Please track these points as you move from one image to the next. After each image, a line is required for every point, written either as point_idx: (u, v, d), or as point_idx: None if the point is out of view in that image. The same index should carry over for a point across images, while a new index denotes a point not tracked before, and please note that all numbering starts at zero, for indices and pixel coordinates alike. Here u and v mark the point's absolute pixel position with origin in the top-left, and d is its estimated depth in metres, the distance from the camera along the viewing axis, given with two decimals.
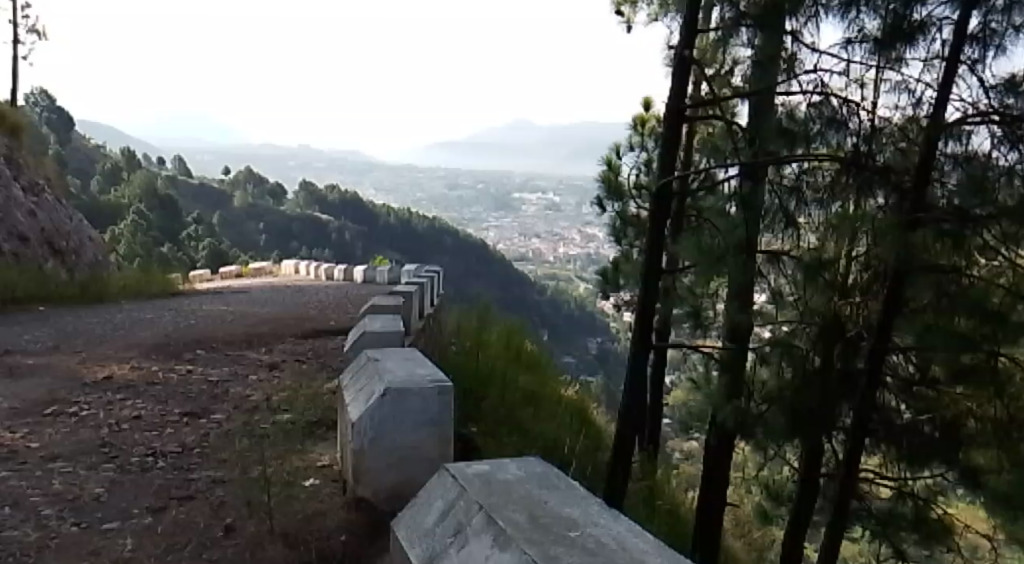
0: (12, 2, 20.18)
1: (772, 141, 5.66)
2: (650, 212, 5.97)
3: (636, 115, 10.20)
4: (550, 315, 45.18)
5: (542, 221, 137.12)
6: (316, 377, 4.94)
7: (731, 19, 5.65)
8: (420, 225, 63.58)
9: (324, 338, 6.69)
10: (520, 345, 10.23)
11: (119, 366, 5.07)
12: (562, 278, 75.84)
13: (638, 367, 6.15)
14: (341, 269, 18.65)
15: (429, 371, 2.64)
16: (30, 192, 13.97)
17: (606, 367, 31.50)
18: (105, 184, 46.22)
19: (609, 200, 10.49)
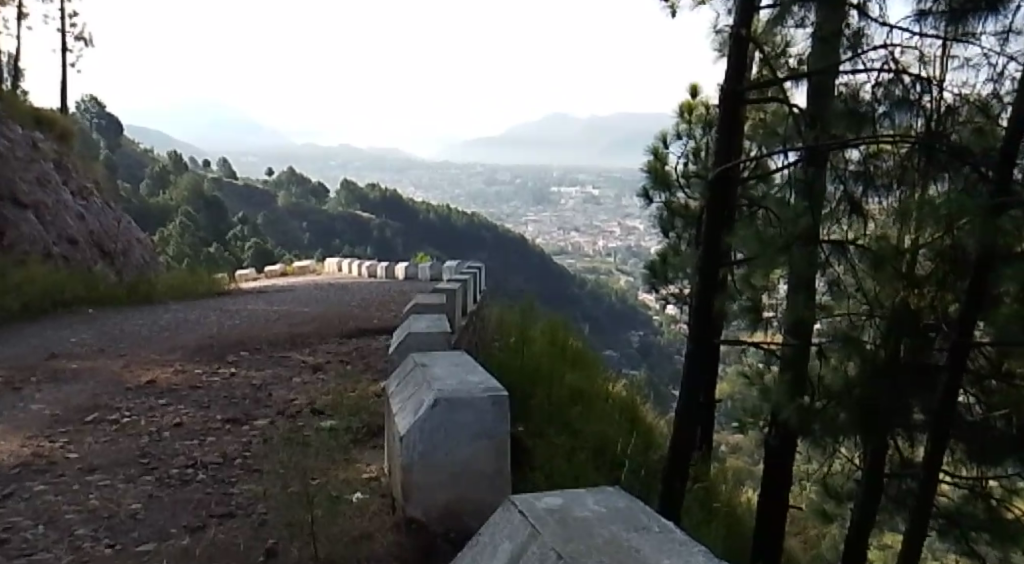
0: (61, 11, 20.71)
1: (835, 124, 5.41)
2: (706, 201, 5.79)
3: (682, 103, 9.82)
4: (593, 309, 44.90)
5: (583, 215, 136.65)
6: (360, 378, 4.80)
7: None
8: (460, 222, 63.75)
9: (369, 337, 6.56)
10: (565, 340, 10.05)
11: (163, 369, 4.99)
12: (604, 272, 75.43)
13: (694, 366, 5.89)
14: (383, 266, 18.68)
15: (482, 377, 2.44)
16: (80, 196, 14.20)
17: (649, 362, 31.18)
18: (154, 187, 47.17)
19: (656, 191, 10.25)
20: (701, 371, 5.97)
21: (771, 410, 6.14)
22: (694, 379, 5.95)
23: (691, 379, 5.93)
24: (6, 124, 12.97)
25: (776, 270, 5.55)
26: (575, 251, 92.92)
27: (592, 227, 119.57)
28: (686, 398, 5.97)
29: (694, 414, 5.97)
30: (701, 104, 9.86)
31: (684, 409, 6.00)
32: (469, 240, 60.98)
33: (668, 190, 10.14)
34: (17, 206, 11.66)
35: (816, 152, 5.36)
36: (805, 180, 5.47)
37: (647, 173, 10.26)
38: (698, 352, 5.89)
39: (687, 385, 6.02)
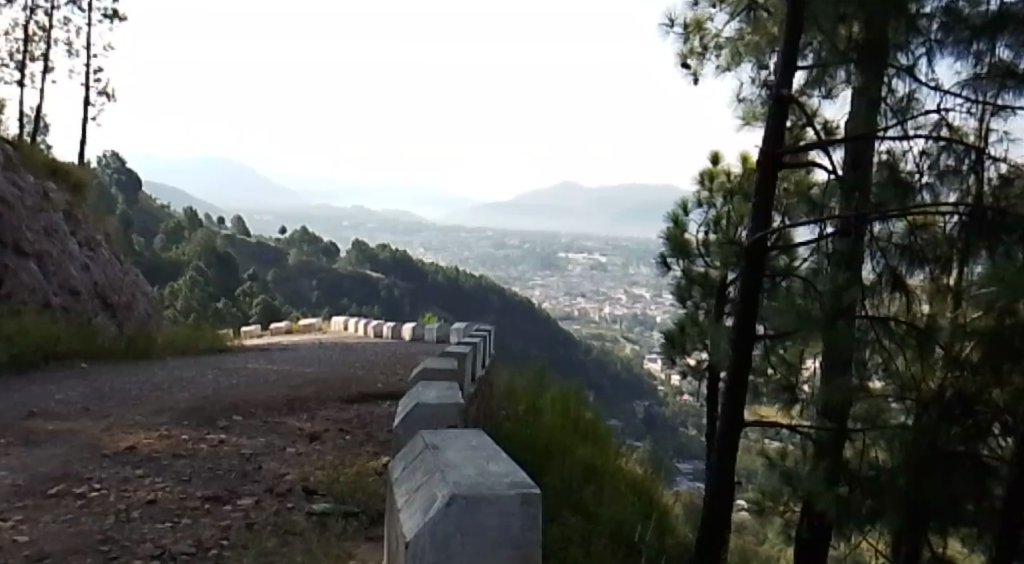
0: (86, 66, 20.95)
1: (877, 193, 5.16)
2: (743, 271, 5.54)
3: (704, 170, 9.59)
4: (600, 376, 44.24)
5: (591, 282, 136.77)
6: (358, 452, 4.38)
7: (834, 55, 5.13)
8: (469, 285, 63.62)
9: (371, 404, 6.13)
10: (577, 411, 9.64)
11: (147, 435, 4.57)
12: (611, 340, 74.82)
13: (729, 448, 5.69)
14: (390, 327, 18.30)
15: (504, 464, 2.03)
16: (86, 247, 13.97)
17: (656, 435, 30.41)
18: (168, 242, 47.35)
19: (674, 258, 9.96)
20: (734, 452, 5.68)
21: (804, 497, 5.69)
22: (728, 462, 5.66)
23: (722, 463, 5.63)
24: (18, 173, 12.85)
25: (812, 345, 5.32)
26: (583, 318, 92.26)
27: (600, 294, 119.28)
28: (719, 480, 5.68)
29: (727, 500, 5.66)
30: (723, 172, 9.59)
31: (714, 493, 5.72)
32: (477, 303, 60.71)
33: (687, 257, 9.85)
34: (21, 256, 11.42)
35: (852, 223, 5.21)
36: (843, 252, 5.24)
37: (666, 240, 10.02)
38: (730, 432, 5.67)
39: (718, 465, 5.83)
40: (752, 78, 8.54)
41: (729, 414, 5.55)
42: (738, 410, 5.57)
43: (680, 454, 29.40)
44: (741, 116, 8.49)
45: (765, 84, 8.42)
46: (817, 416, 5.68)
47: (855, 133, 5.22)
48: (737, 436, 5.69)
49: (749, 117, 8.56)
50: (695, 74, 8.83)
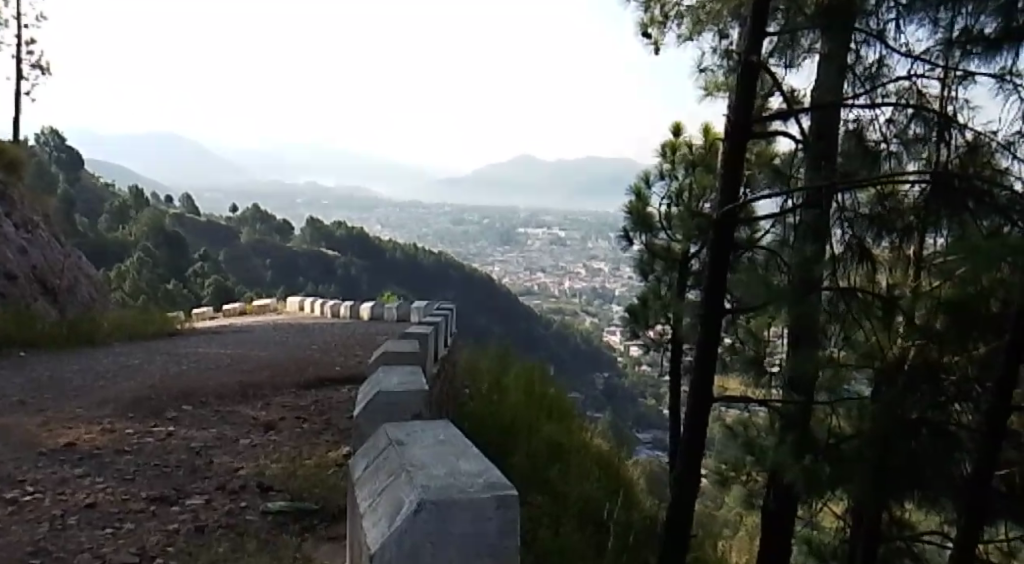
0: (18, 38, 19.90)
1: (846, 163, 5.13)
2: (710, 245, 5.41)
3: (665, 142, 9.54)
4: (559, 350, 44.39)
5: (548, 257, 137.10)
6: (317, 441, 4.17)
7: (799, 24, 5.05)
8: (426, 261, 63.14)
9: (329, 389, 5.90)
10: (540, 387, 9.56)
11: (87, 429, 4.28)
12: (569, 314, 75.19)
13: (697, 426, 5.60)
14: (347, 306, 17.95)
15: (476, 463, 1.85)
16: (24, 229, 13.31)
17: (615, 407, 30.67)
18: (114, 222, 45.87)
19: (636, 233, 9.89)
20: (701, 432, 5.57)
21: (772, 470, 5.67)
22: (697, 440, 5.56)
23: (691, 441, 5.53)
24: None
25: (780, 318, 5.27)
26: (542, 292, 92.56)
27: (558, 268, 119.65)
28: (689, 459, 5.59)
29: (695, 478, 5.59)
30: (684, 144, 9.51)
31: (683, 471, 5.64)
32: (435, 280, 60.30)
33: (650, 231, 9.78)
34: None
35: (819, 195, 5.11)
36: (812, 224, 5.16)
37: (628, 214, 9.90)
38: (698, 409, 5.57)
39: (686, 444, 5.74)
40: (713, 49, 8.45)
41: (698, 391, 5.44)
42: (706, 387, 5.47)
43: (640, 425, 29.77)
44: (703, 88, 8.41)
45: (726, 55, 8.34)
46: (785, 389, 5.64)
47: (821, 102, 5.12)
48: (705, 414, 5.60)
49: (710, 88, 8.49)
50: (655, 45, 8.73)
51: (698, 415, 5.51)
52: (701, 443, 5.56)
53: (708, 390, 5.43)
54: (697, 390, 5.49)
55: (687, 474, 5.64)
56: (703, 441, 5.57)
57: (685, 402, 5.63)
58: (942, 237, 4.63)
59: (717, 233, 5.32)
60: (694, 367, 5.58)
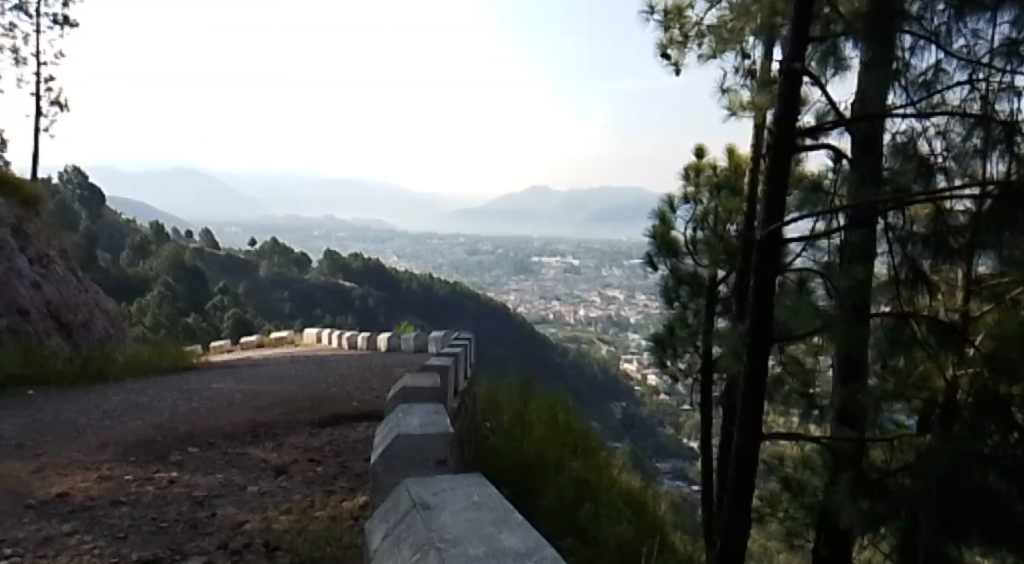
0: (35, 74, 20.04)
1: (902, 176, 4.75)
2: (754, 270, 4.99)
3: (689, 164, 9.22)
4: (578, 379, 43.87)
5: (565, 285, 136.75)
6: (331, 488, 3.81)
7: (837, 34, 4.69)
8: (443, 291, 63.02)
9: (344, 427, 5.55)
10: (564, 420, 9.17)
11: (83, 477, 3.95)
12: (587, 342, 74.59)
13: (744, 471, 5.13)
14: (364, 338, 17.67)
15: (523, 538, 1.50)
16: (37, 264, 13.16)
17: (636, 438, 30.12)
18: (135, 257, 46.14)
19: (661, 258, 9.42)
20: (750, 477, 5.10)
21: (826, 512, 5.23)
22: (745, 482, 5.12)
23: (740, 482, 5.08)
24: None
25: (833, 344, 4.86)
26: (559, 320, 92.02)
27: (575, 296, 119.29)
28: (735, 501, 5.16)
29: (744, 524, 5.15)
30: (709, 166, 9.17)
31: (730, 517, 5.20)
32: (452, 310, 60.11)
33: (675, 256, 9.31)
34: None
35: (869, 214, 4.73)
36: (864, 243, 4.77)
37: (652, 238, 9.41)
38: (747, 453, 5.11)
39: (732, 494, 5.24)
40: (736, 67, 8.20)
41: (745, 431, 5.00)
42: (753, 427, 5.03)
43: (661, 456, 29.19)
44: (727, 106, 8.12)
45: (750, 73, 8.08)
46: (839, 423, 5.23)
47: (867, 111, 4.78)
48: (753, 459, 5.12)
49: (734, 107, 8.19)
50: (675, 65, 8.47)
51: (746, 456, 5.07)
52: (751, 486, 5.10)
53: (756, 426, 5.00)
54: (744, 428, 5.05)
55: (735, 523, 5.18)
56: (751, 483, 5.11)
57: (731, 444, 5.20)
58: (1005, 256, 4.15)
59: (760, 255, 4.91)
60: (739, 401, 5.15)
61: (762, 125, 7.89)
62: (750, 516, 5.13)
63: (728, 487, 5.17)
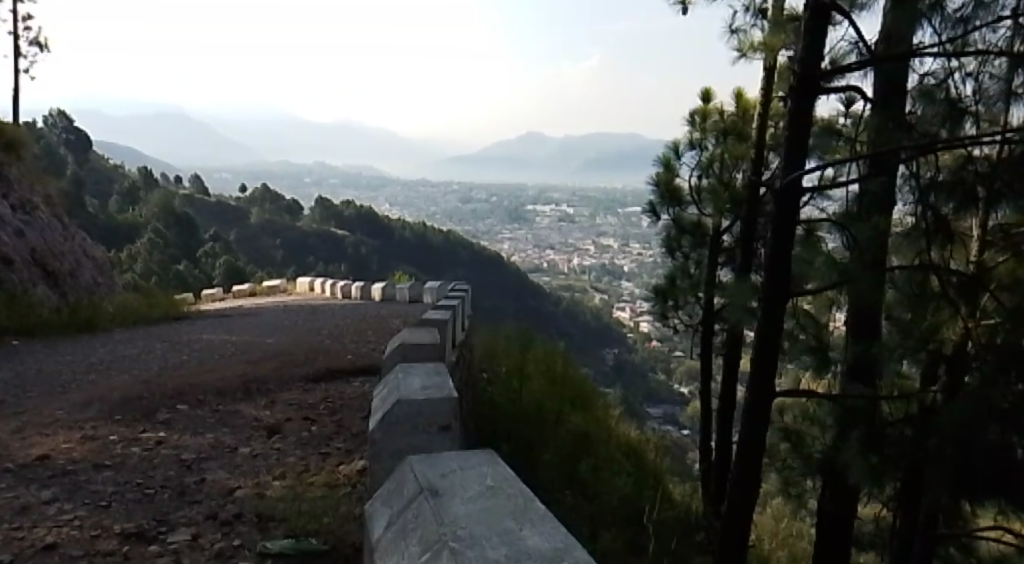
0: (14, 14, 19.31)
1: (930, 123, 4.52)
2: (772, 223, 4.64)
3: (696, 108, 8.90)
4: (572, 328, 44.02)
5: (558, 233, 136.48)
6: (328, 449, 3.65)
7: None
8: (436, 239, 62.69)
9: (340, 382, 5.38)
10: (562, 373, 9.05)
11: (66, 437, 3.77)
12: (579, 290, 74.74)
13: (755, 434, 4.94)
14: (358, 287, 17.47)
15: (550, 537, 1.32)
16: (21, 210, 12.80)
17: (628, 386, 30.37)
18: (124, 203, 45.44)
19: (664, 206, 9.28)
20: (761, 440, 4.91)
21: (836, 471, 5.12)
22: (755, 444, 4.94)
23: (750, 444, 4.88)
24: None
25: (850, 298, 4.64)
26: (552, 268, 91.97)
27: (568, 245, 119.18)
28: (746, 465, 4.99)
29: (752, 486, 5.02)
30: (716, 110, 8.84)
31: (740, 481, 5.04)
32: (445, 258, 59.90)
33: (678, 204, 9.16)
34: None
35: (891, 163, 4.50)
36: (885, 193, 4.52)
37: (654, 186, 9.27)
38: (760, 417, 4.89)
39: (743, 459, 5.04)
40: (745, 7, 7.87)
41: (757, 394, 4.79)
42: (764, 387, 4.83)
43: (653, 404, 29.49)
44: (737, 47, 7.81)
45: (759, 13, 7.75)
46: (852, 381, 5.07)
47: (893, 52, 4.51)
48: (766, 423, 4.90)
49: (743, 48, 7.89)
50: (683, 4, 8.11)
51: (758, 418, 4.87)
52: (762, 449, 4.92)
53: (768, 387, 4.80)
54: (755, 389, 4.85)
55: (744, 486, 5.03)
56: (762, 446, 4.93)
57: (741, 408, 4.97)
58: None
59: (777, 206, 4.60)
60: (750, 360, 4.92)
61: (772, 68, 7.58)
62: (760, 477, 5.00)
63: (737, 450, 5.00)
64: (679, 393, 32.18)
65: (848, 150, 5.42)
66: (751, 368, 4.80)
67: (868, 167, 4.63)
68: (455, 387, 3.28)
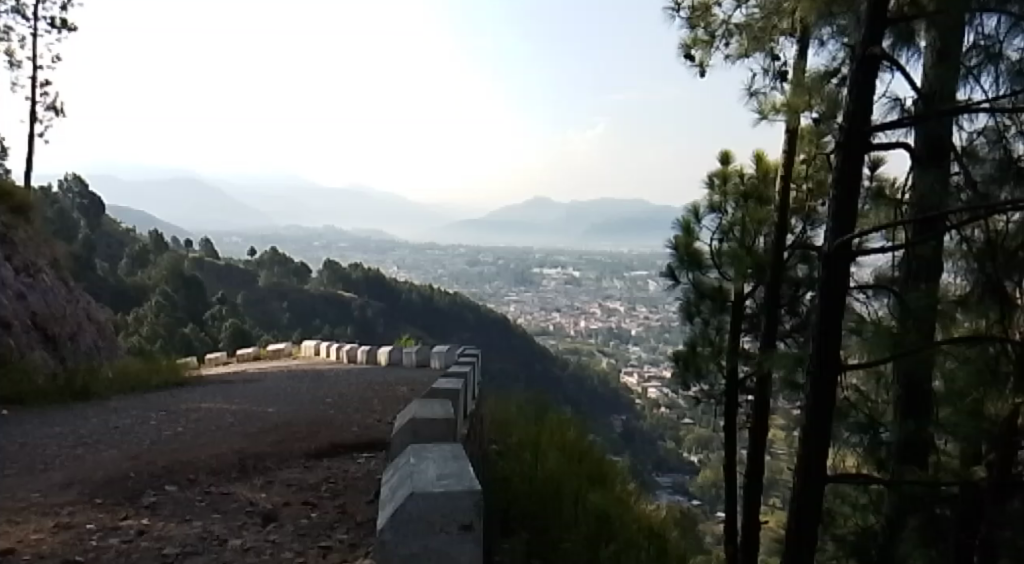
0: (31, 80, 19.51)
1: (983, 184, 4.23)
2: (821, 291, 4.27)
3: (715, 171, 8.68)
4: (579, 393, 43.25)
5: (564, 296, 136.29)
6: (329, 542, 3.22)
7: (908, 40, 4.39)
8: (443, 302, 62.39)
9: (344, 459, 4.96)
10: (578, 446, 8.59)
11: (37, 526, 3.37)
12: (587, 354, 73.98)
13: (804, 523, 4.45)
14: (364, 351, 17.05)
15: None
16: (24, 273, 12.56)
17: (638, 454, 29.54)
18: (132, 266, 45.56)
19: (683, 270, 8.96)
20: (812, 531, 4.41)
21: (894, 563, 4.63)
22: (807, 535, 4.44)
23: (799, 540, 4.39)
24: None
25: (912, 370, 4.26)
26: (559, 331, 91.37)
27: (575, 308, 118.79)
28: (798, 561, 4.47)
29: None
30: (736, 173, 8.63)
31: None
32: (452, 322, 59.53)
33: (699, 268, 8.85)
34: None
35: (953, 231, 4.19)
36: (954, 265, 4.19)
37: (674, 249, 8.99)
38: (811, 506, 4.40)
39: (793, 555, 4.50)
40: (765, 69, 7.68)
41: (806, 481, 4.33)
42: (815, 471, 4.36)
43: (664, 473, 28.63)
44: (757, 109, 7.61)
45: (780, 75, 7.56)
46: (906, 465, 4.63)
47: (935, 109, 4.26)
48: (817, 512, 4.42)
49: (763, 110, 7.69)
50: (700, 67, 7.96)
51: (809, 507, 4.38)
52: (813, 542, 4.41)
53: (820, 471, 4.33)
54: (807, 475, 4.39)
55: None
56: (813, 540, 4.43)
57: (790, 496, 4.49)
58: None
59: (827, 271, 4.25)
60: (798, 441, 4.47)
61: (794, 130, 7.32)
62: None
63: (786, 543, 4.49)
64: (690, 460, 31.28)
65: (888, 212, 5.13)
66: (798, 450, 4.38)
67: (934, 237, 4.30)
68: (473, 469, 2.89)
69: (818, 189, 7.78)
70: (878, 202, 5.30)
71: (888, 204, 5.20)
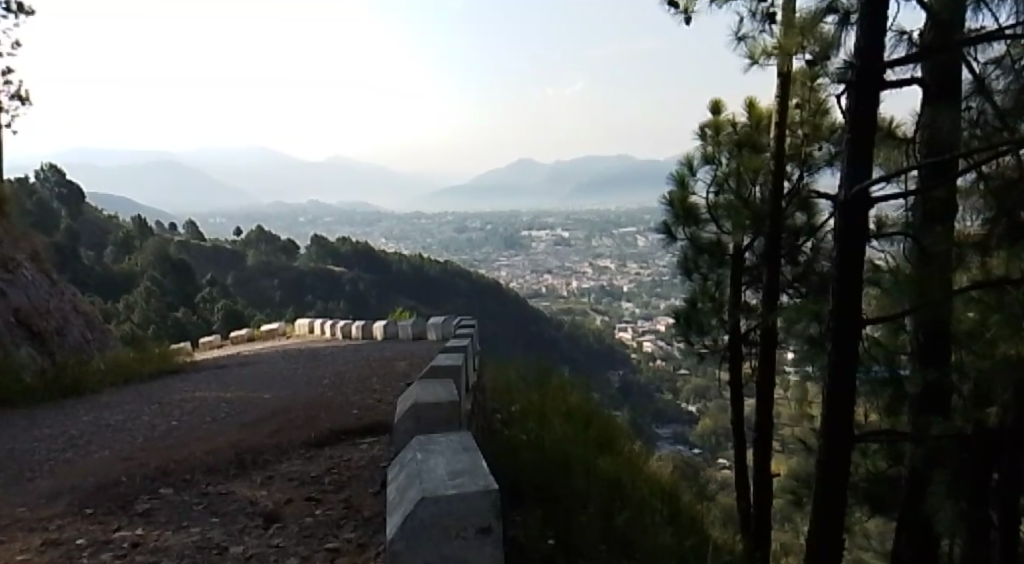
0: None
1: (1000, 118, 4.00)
2: (839, 241, 4.07)
3: (706, 121, 8.41)
4: (576, 352, 43.32)
5: (554, 257, 136.11)
6: (336, 542, 3.03)
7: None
8: (434, 270, 62.10)
9: (345, 446, 4.77)
10: (583, 412, 8.44)
11: (23, 545, 3.16)
12: (580, 313, 74.13)
13: (831, 484, 4.30)
14: (358, 326, 16.84)
15: None
16: (3, 269, 12.21)
17: (637, 409, 29.64)
18: (118, 253, 44.97)
19: (680, 226, 8.74)
20: (839, 491, 4.25)
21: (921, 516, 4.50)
22: (834, 495, 4.29)
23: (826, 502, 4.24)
24: None
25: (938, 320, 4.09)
26: (552, 292, 91.33)
27: (565, 268, 118.69)
28: (825, 522, 4.32)
29: (832, 543, 4.36)
30: (728, 122, 8.35)
31: (820, 541, 4.36)
32: (445, 289, 59.35)
33: (696, 222, 8.62)
34: None
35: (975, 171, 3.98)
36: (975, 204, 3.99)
37: (670, 205, 8.75)
38: (838, 467, 4.24)
39: (820, 517, 4.35)
40: (753, 11, 7.36)
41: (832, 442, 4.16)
42: (841, 430, 4.19)
43: (665, 426, 28.77)
44: (747, 55, 7.32)
45: (769, 17, 7.25)
46: (930, 415, 4.47)
47: (944, 42, 4.01)
48: (844, 472, 4.26)
49: (753, 54, 7.39)
50: (685, 14, 7.62)
51: (836, 468, 4.22)
52: (841, 502, 4.27)
53: (845, 429, 4.17)
54: (832, 436, 4.22)
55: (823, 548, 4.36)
56: (840, 500, 4.29)
57: (816, 457, 4.33)
58: None
59: (844, 220, 4.04)
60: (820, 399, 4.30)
61: (788, 74, 7.05)
62: (839, 533, 4.34)
63: (815, 505, 4.34)
64: (688, 411, 31.44)
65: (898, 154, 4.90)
66: (821, 409, 4.22)
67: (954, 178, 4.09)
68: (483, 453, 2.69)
69: (813, 133, 7.55)
70: (884, 143, 5.06)
71: (896, 145, 4.97)
